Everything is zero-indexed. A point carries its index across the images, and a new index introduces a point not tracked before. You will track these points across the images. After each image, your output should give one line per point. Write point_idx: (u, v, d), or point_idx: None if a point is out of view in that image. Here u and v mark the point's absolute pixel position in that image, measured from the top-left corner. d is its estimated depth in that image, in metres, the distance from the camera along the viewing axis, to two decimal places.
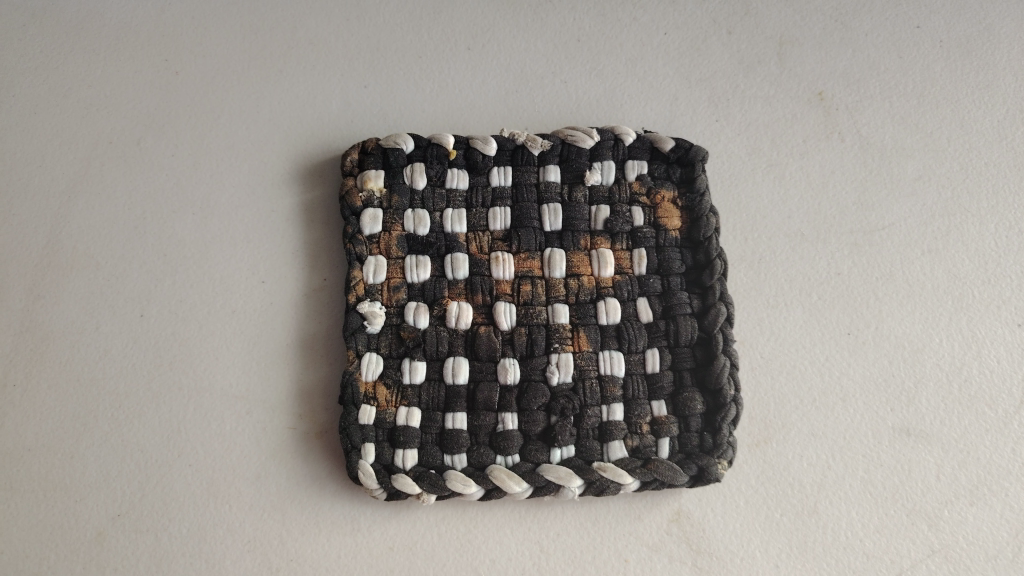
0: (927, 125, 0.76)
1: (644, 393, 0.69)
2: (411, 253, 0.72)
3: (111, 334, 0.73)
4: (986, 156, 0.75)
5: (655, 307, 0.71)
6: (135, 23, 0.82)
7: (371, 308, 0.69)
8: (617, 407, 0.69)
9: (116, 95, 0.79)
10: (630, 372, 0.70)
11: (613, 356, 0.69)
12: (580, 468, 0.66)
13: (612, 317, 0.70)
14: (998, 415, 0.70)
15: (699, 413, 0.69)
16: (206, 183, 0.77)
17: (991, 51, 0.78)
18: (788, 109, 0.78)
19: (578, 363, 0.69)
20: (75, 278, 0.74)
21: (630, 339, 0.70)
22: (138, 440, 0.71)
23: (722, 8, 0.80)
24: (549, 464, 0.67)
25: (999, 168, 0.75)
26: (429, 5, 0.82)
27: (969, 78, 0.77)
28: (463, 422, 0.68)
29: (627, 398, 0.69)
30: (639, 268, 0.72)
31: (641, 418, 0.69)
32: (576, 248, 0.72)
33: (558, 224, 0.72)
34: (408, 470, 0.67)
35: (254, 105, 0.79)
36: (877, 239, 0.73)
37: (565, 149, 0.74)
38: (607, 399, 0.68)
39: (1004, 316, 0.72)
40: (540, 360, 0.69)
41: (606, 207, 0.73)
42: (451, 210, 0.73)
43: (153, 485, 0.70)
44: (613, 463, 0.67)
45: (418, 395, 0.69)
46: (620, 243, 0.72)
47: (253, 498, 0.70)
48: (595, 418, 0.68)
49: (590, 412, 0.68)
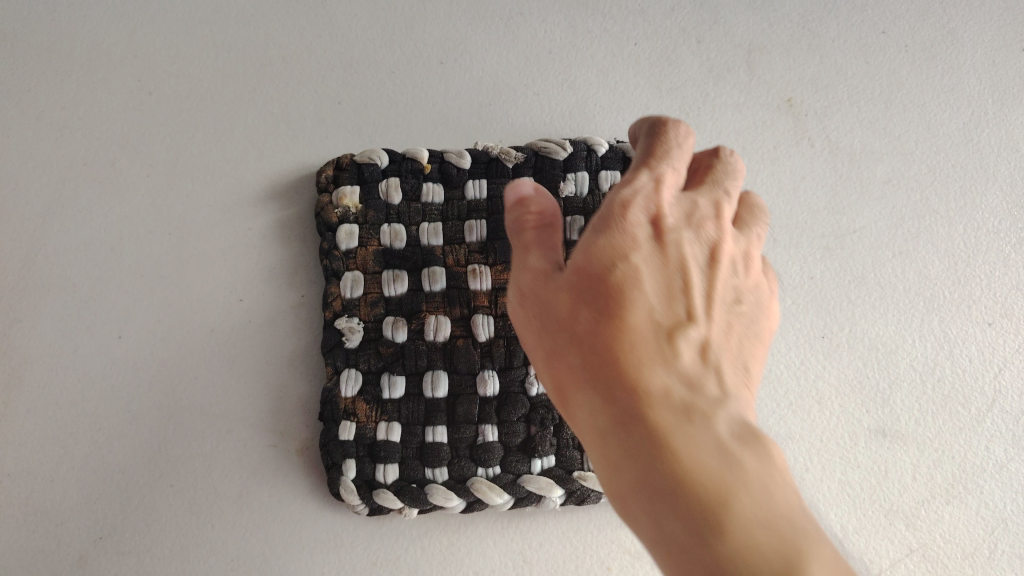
0: (895, 129, 0.78)
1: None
2: (388, 268, 0.72)
3: (89, 356, 0.73)
4: (953, 158, 0.77)
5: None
6: (106, 42, 0.81)
7: (349, 324, 0.70)
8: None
9: (90, 117, 0.79)
10: None
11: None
12: (561, 478, 0.68)
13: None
14: (971, 413, 0.71)
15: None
16: (182, 202, 0.77)
17: (956, 54, 0.79)
18: (758, 116, 0.78)
19: None
20: (53, 301, 0.74)
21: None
22: (119, 461, 0.71)
23: (692, 17, 0.81)
24: (530, 474, 0.68)
25: (967, 170, 0.76)
26: (401, 20, 0.82)
27: (934, 82, 0.78)
28: (444, 434, 0.69)
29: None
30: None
31: None
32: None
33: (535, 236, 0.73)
34: (390, 484, 0.68)
35: (229, 124, 0.80)
36: (849, 242, 0.74)
37: (539, 161, 0.75)
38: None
39: (975, 316, 0.73)
40: (519, 371, 0.69)
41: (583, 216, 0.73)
42: (427, 223, 0.73)
43: (134, 506, 0.70)
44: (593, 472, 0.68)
45: (398, 409, 0.69)
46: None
47: (236, 517, 0.70)
48: None
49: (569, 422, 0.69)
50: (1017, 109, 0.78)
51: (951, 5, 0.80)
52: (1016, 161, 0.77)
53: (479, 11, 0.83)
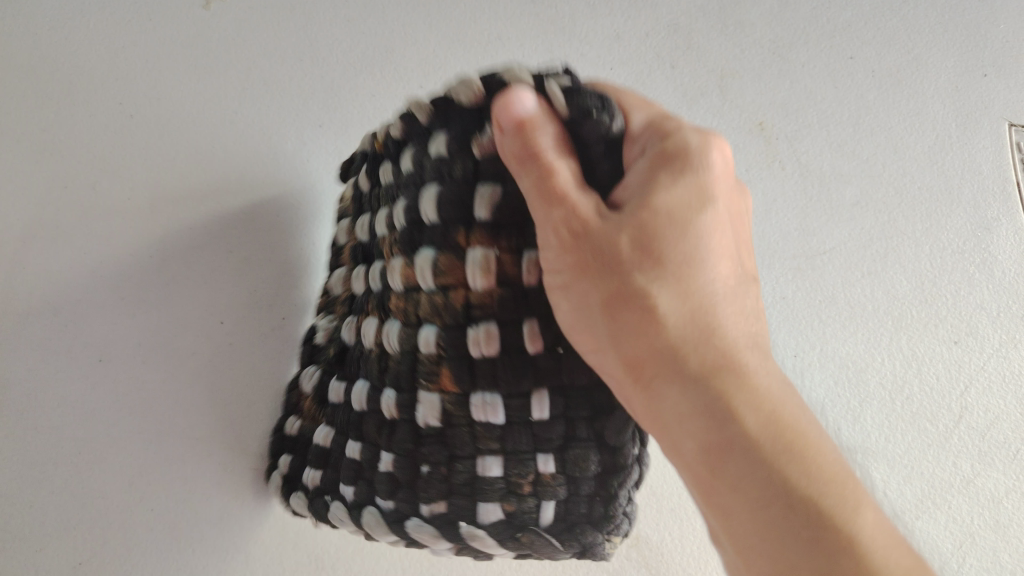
0: (863, 152, 0.80)
1: (527, 445, 0.51)
2: (356, 264, 0.68)
3: (72, 382, 0.71)
4: (919, 179, 0.79)
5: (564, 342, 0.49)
6: (87, 58, 0.78)
7: (323, 324, 0.73)
8: (491, 462, 0.52)
9: (63, 131, 0.75)
10: (511, 420, 0.51)
11: (488, 404, 0.50)
12: (446, 528, 0.54)
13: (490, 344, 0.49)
14: (938, 429, 0.73)
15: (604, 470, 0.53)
16: (164, 223, 0.76)
17: (921, 80, 0.82)
18: (732, 139, 0.80)
19: (445, 407, 0.51)
20: (23, 321, 0.70)
21: (506, 380, 0.50)
22: (106, 489, 0.70)
23: (666, 43, 0.83)
24: (417, 519, 0.54)
25: (932, 193, 0.79)
26: (381, 48, 0.85)
27: (901, 106, 0.81)
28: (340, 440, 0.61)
29: (506, 451, 0.51)
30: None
31: (522, 477, 0.52)
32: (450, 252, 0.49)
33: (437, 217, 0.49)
34: (311, 490, 0.63)
35: (210, 147, 0.79)
36: (820, 263, 0.76)
37: (449, 108, 0.49)
38: (481, 450, 0.51)
39: (942, 334, 0.75)
40: (405, 398, 0.53)
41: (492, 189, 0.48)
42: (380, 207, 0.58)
43: (123, 534, 0.70)
44: (484, 531, 0.53)
45: (332, 414, 0.63)
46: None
47: (217, 539, 0.72)
48: (465, 472, 0.52)
49: (459, 465, 0.52)
50: (979, 135, 0.82)
51: (915, 32, 0.83)
52: (981, 186, 0.80)
53: (459, 38, 0.85)
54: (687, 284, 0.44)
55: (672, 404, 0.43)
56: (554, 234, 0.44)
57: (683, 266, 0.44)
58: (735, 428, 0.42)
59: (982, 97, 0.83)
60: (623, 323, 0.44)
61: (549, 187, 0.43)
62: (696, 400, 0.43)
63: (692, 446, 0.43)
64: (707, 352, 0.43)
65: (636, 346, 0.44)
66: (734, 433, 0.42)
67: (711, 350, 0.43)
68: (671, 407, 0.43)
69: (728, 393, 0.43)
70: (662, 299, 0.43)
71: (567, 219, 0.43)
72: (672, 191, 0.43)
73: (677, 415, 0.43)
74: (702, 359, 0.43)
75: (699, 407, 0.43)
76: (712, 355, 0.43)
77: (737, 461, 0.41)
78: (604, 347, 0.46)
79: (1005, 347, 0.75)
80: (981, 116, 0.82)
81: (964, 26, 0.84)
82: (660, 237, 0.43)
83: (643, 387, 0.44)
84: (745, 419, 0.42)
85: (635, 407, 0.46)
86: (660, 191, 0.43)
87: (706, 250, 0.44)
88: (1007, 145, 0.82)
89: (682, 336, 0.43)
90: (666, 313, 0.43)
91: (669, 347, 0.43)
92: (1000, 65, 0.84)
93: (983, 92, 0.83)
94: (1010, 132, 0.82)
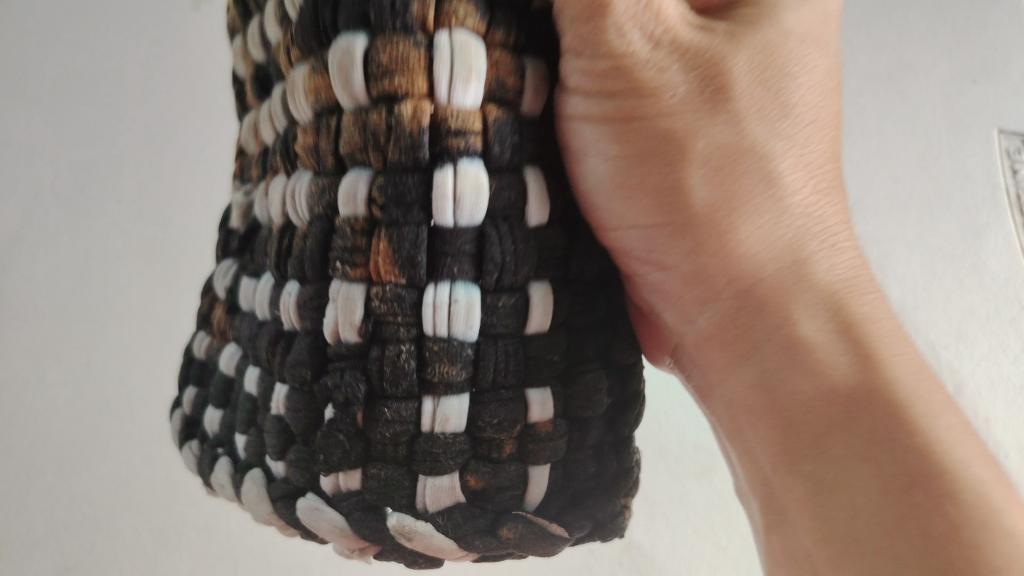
0: (853, 157, 0.77)
1: (418, 362, 0.25)
2: None
3: (67, 400, 0.72)
4: (907, 184, 0.76)
5: (508, 239, 0.25)
6: (64, 60, 0.75)
7: None
8: (329, 482, 0.27)
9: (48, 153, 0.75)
10: (393, 294, 0.25)
11: (423, 412, 0.26)
12: (274, 487, 0.29)
13: (382, 301, 0.25)
14: None
15: (591, 484, 0.30)
16: (153, 229, 0.76)
17: (911, 83, 0.78)
18: None
19: (297, 302, 0.27)
20: (20, 330, 0.72)
21: (391, 375, 0.25)
22: (95, 506, 0.71)
23: None
24: (242, 477, 0.31)
25: (920, 199, 0.76)
26: None
27: (890, 110, 0.78)
28: (186, 419, 0.38)
29: (369, 457, 0.26)
30: (472, 155, 0.24)
31: (401, 412, 0.25)
32: (314, 77, 0.25)
33: (308, 62, 0.26)
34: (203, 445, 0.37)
35: (192, 151, 0.77)
36: None
37: None
38: (330, 344, 0.26)
39: (927, 338, 0.73)
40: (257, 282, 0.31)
41: (366, 37, 0.24)
42: (238, 43, 0.35)
43: (108, 549, 0.70)
44: (320, 510, 0.28)
45: None
46: (376, 75, 0.24)
47: (203, 546, 0.71)
48: (298, 371, 0.26)
49: (290, 362, 0.27)
50: (966, 144, 0.77)
51: (907, 34, 0.79)
52: (968, 193, 0.76)
53: None
54: (808, 141, 0.29)
55: (773, 310, 0.28)
56: (592, 31, 0.25)
57: (807, 117, 0.29)
58: (869, 356, 0.27)
59: (972, 101, 0.77)
60: (710, 189, 0.28)
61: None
62: (805, 310, 0.28)
63: (807, 383, 0.27)
64: (822, 245, 0.29)
65: (732, 227, 0.28)
66: (868, 366, 0.27)
67: (831, 242, 0.29)
68: (768, 312, 0.28)
69: (850, 302, 0.29)
70: (775, 156, 0.28)
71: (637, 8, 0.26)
72: (804, 12, 0.29)
73: (774, 327, 0.28)
74: (818, 254, 0.29)
75: (833, 353, 0.27)
76: (829, 248, 0.29)
77: (885, 415, 0.26)
78: (668, 227, 0.29)
79: (996, 353, 0.72)
80: (968, 122, 0.77)
81: (955, 26, 0.79)
82: (779, 67, 0.28)
83: (726, 286, 0.29)
84: (883, 349, 0.27)
85: (695, 327, 0.31)
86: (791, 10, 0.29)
87: (832, 102, 0.30)
88: (999, 154, 0.76)
89: (795, 216, 0.29)
90: (780, 173, 0.28)
91: (777, 233, 0.28)
92: (992, 68, 0.78)
93: (972, 99, 0.78)
94: (1002, 141, 0.76)
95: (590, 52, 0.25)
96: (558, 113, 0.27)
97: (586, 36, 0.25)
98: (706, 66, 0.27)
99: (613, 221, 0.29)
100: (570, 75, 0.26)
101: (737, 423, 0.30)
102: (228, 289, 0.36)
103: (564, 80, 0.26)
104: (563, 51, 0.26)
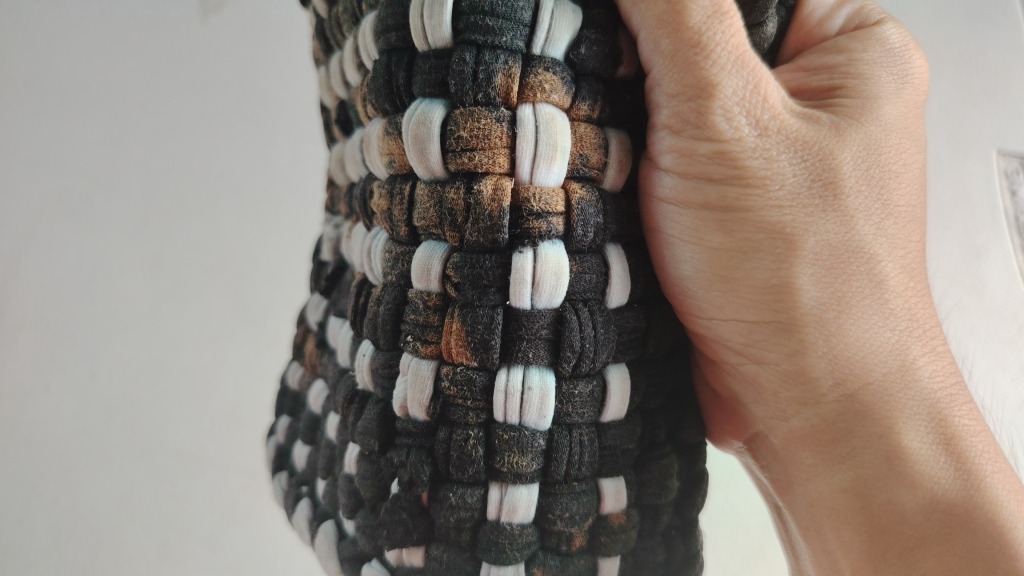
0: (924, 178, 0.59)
1: (478, 451, 0.27)
2: None
3: (32, 411, 0.53)
4: (972, 211, 0.57)
5: (589, 325, 0.27)
6: None
7: None
8: (392, 555, 0.30)
9: (83, 98, 0.54)
10: (456, 383, 0.27)
11: (490, 499, 0.28)
12: (352, 542, 0.33)
13: (452, 383, 0.27)
14: None
15: (659, 572, 0.32)
16: (65, 240, 0.54)
17: (995, 70, 0.57)
18: None
19: (375, 367, 0.29)
20: None
21: (457, 462, 0.27)
22: (66, 534, 0.51)
23: None
24: (328, 523, 0.35)
25: (997, 226, 0.56)
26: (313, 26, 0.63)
27: (969, 114, 0.57)
28: (277, 448, 0.44)
29: (430, 538, 0.29)
30: (553, 238, 0.26)
31: (461, 503, 0.28)
32: (389, 140, 0.28)
33: (384, 119, 0.28)
34: (291, 473, 0.42)
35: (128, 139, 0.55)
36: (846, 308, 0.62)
37: None
38: (401, 429, 0.28)
39: None
40: (347, 337, 0.34)
41: (443, 108, 0.26)
42: (320, 76, 0.38)
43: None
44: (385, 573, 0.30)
45: None
46: (457, 148, 0.26)
47: None
48: (376, 456, 0.29)
49: (365, 444, 0.29)
50: (957, 170, 0.58)
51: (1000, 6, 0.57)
52: (954, 217, 0.57)
53: None
54: (907, 239, 0.31)
55: (877, 418, 0.29)
56: (694, 109, 0.27)
57: (905, 214, 0.31)
58: (970, 471, 0.29)
59: (978, 116, 0.57)
60: (820, 289, 0.29)
61: (699, 100, 0.27)
62: (912, 424, 0.29)
63: (909, 496, 0.29)
64: (926, 350, 0.30)
65: (841, 330, 0.29)
66: (970, 483, 0.29)
67: (935, 349, 0.31)
68: (873, 420, 0.29)
69: (952, 415, 0.30)
70: (879, 258, 0.30)
71: (744, 93, 0.28)
72: (896, 103, 0.32)
73: (874, 436, 0.29)
74: (923, 360, 0.30)
75: (938, 464, 0.29)
76: (932, 353, 0.30)
77: (975, 529, 0.28)
78: (768, 324, 0.30)
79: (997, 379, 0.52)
80: (965, 141, 0.57)
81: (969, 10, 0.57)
82: (881, 162, 0.30)
83: (830, 390, 0.30)
84: (984, 465, 0.29)
85: (788, 425, 0.32)
86: (885, 100, 0.31)
87: (921, 194, 0.32)
88: (954, 180, 0.58)
89: (900, 320, 0.30)
90: (888, 280, 0.30)
91: (883, 335, 0.30)
92: (1009, 68, 0.57)
93: (972, 113, 0.57)
94: (984, 163, 0.57)
95: (692, 132, 0.28)
96: (652, 189, 0.29)
97: (688, 116, 0.27)
98: (815, 160, 0.29)
99: (710, 313, 0.31)
100: (666, 154, 0.28)
101: (818, 522, 0.32)
102: (320, 324, 0.40)
103: (658, 158, 0.29)
104: (658, 127, 0.28)
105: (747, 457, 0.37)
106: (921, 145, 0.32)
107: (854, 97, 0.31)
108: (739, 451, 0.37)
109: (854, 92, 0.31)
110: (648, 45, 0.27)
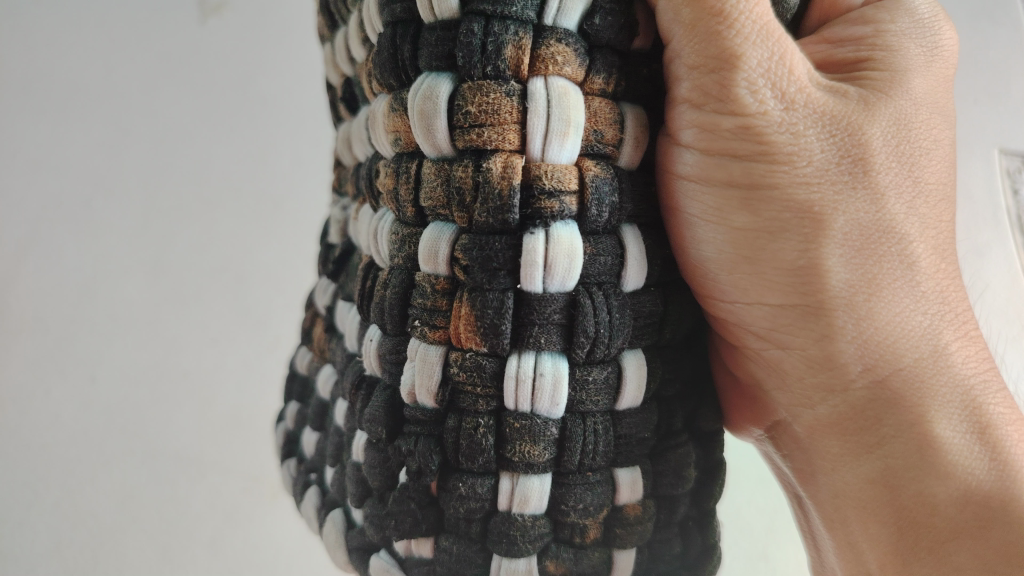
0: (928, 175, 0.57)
1: (487, 441, 0.27)
2: None
3: (34, 414, 0.52)
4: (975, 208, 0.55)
5: (603, 309, 0.26)
6: None
7: None
8: (401, 547, 0.29)
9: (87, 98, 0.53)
10: (466, 370, 0.26)
11: (501, 489, 0.27)
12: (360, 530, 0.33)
13: (461, 369, 0.26)
14: None
15: (676, 565, 0.31)
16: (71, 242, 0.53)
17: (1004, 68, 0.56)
18: None
19: (381, 352, 0.29)
20: None
21: (467, 451, 0.27)
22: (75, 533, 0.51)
23: None
24: (336, 513, 0.35)
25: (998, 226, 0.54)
26: None
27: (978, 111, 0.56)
28: (287, 434, 0.43)
29: (440, 528, 0.28)
30: (565, 218, 0.26)
31: (470, 493, 0.27)
32: (394, 117, 0.27)
33: (389, 95, 0.28)
34: (301, 461, 0.41)
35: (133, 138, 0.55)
36: None
37: None
38: (409, 416, 0.28)
39: None
40: (353, 321, 0.33)
41: (450, 82, 0.26)
42: (325, 53, 0.37)
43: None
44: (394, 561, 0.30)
45: None
46: (465, 124, 0.25)
47: None
48: (383, 445, 0.28)
49: (372, 431, 0.29)
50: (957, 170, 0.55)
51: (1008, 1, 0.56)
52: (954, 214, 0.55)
53: None
54: (938, 218, 0.30)
55: (908, 405, 0.29)
56: (716, 81, 0.27)
57: (936, 192, 0.30)
58: (1005, 460, 0.28)
59: (981, 116, 0.56)
60: (849, 271, 0.29)
61: (723, 72, 0.27)
62: (944, 411, 0.29)
63: (941, 487, 0.28)
64: (957, 335, 0.30)
65: (871, 314, 0.29)
66: (1005, 472, 0.28)
67: (967, 333, 0.30)
68: (903, 407, 0.29)
69: (986, 402, 0.29)
70: (911, 238, 0.29)
71: (770, 63, 0.27)
72: (926, 76, 0.31)
73: (905, 425, 0.29)
74: (955, 345, 0.29)
75: (971, 455, 0.28)
76: (964, 338, 0.30)
77: (1010, 522, 0.27)
78: (794, 308, 0.29)
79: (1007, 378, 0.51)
80: (966, 140, 0.55)
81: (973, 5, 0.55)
82: (911, 138, 0.30)
83: (858, 377, 0.29)
84: (1019, 454, 0.29)
85: (814, 414, 0.31)
86: (914, 74, 0.30)
87: (951, 172, 0.32)
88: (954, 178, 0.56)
89: (931, 303, 0.29)
90: (919, 262, 0.29)
91: (914, 319, 0.29)
92: (1008, 66, 0.56)
93: (973, 111, 0.56)
94: (985, 165, 0.55)
95: (714, 106, 0.27)
96: (672, 167, 0.28)
97: (711, 89, 0.27)
98: (844, 136, 0.28)
99: (732, 296, 0.30)
100: (687, 129, 0.28)
101: (843, 514, 0.31)
102: (328, 308, 0.39)
103: (678, 134, 0.28)
104: (678, 101, 0.28)
105: (767, 445, 0.36)
106: (950, 121, 0.32)
107: (881, 70, 0.30)
108: (758, 439, 0.37)
109: (882, 65, 0.30)
110: (667, 14, 0.27)
